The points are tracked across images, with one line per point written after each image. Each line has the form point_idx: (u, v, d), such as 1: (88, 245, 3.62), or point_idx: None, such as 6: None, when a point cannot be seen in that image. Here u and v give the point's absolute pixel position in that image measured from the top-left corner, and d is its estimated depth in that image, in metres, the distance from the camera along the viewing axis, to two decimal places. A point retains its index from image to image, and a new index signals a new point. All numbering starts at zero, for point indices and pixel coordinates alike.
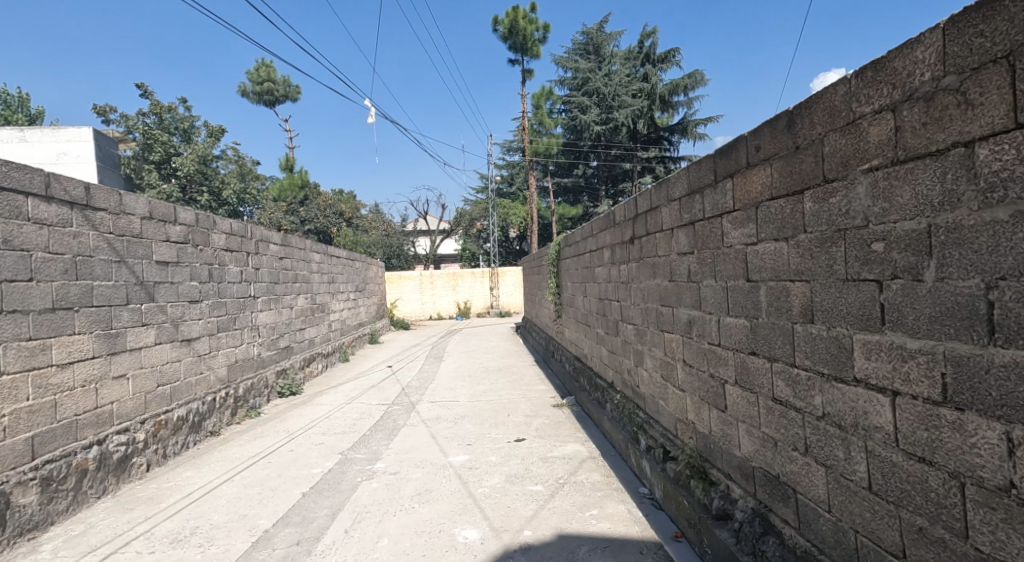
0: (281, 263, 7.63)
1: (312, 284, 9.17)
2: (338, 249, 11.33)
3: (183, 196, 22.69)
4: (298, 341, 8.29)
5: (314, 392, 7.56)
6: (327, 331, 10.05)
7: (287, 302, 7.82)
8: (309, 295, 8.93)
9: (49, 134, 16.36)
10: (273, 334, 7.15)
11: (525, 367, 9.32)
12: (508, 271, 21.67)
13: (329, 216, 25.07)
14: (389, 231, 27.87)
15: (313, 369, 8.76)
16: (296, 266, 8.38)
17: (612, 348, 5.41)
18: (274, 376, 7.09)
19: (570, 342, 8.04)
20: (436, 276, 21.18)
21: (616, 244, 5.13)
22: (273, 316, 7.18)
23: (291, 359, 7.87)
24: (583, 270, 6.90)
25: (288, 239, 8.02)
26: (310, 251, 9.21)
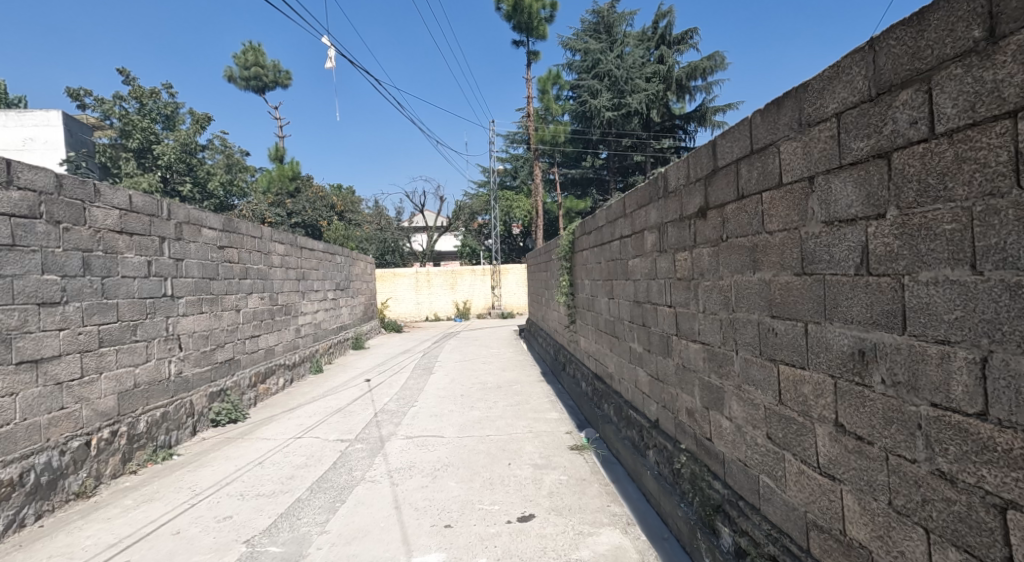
0: (221, 253, 6.02)
1: (271, 280, 7.54)
2: (310, 241, 9.69)
3: (163, 187, 21.12)
4: (249, 352, 6.69)
5: (262, 419, 5.95)
6: (294, 338, 8.44)
7: (230, 303, 6.22)
8: (266, 295, 7.32)
9: None
10: (205, 344, 5.54)
11: (532, 383, 7.69)
12: (511, 269, 20.05)
13: (320, 209, 23.43)
14: (386, 226, 26.33)
15: (269, 386, 7.16)
16: (247, 258, 6.76)
17: (662, 372, 3.78)
18: (206, 400, 5.49)
19: (589, 355, 6.40)
20: (434, 273, 19.61)
21: (670, 225, 3.49)
22: (205, 322, 5.59)
23: (236, 375, 6.26)
24: (609, 266, 5.24)
25: (233, 223, 6.39)
26: (269, 240, 7.58)
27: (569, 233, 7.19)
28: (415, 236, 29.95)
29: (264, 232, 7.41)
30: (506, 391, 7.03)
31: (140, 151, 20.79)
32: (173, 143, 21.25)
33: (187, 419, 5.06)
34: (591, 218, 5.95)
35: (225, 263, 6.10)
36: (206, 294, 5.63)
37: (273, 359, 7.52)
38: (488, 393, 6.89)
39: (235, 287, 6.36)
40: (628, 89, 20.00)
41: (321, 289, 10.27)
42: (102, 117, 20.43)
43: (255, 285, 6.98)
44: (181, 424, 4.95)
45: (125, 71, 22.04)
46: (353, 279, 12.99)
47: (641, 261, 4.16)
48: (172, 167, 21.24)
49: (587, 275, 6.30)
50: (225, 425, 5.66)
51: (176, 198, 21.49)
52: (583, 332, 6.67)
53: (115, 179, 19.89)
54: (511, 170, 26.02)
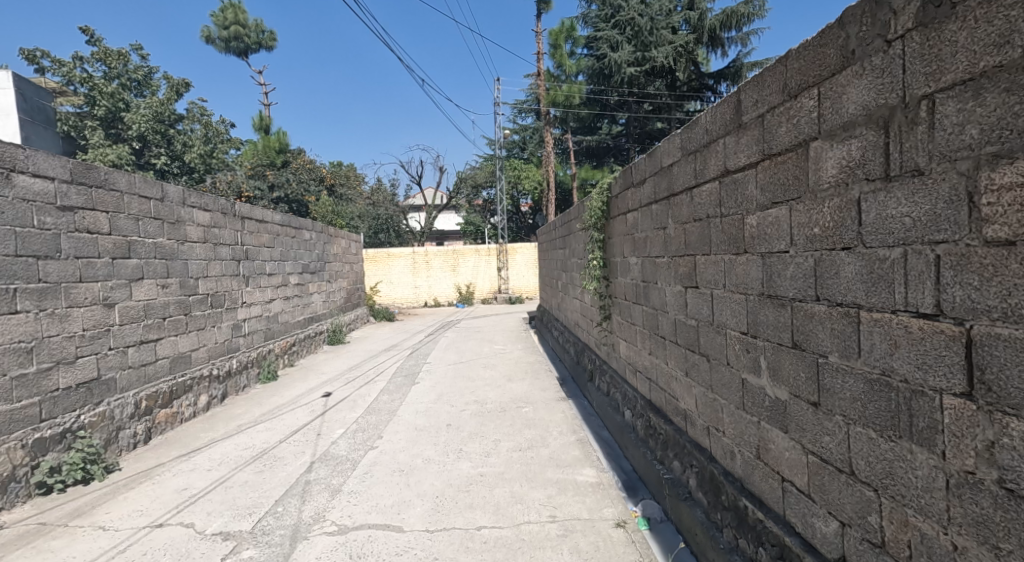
0: (66, 217, 4.39)
1: (182, 260, 5.80)
2: (252, 207, 7.56)
3: (135, 160, 19.01)
4: (139, 367, 5.03)
5: (133, 477, 3.92)
6: (221, 341, 6.51)
7: (88, 296, 4.53)
8: (171, 282, 5.59)
9: None
10: (22, 366, 3.92)
11: (549, 401, 5.57)
12: (519, 248, 17.82)
13: (308, 184, 21.09)
14: (381, 202, 24.17)
15: (176, 410, 5.43)
16: (128, 226, 5.01)
17: (878, 471, 1.59)
18: (24, 455, 3.82)
19: (636, 373, 4.24)
20: (432, 254, 17.47)
21: (964, 91, 1.25)
22: (29, 328, 4.01)
23: (103, 404, 4.55)
24: (689, 232, 2.99)
25: (95, 171, 4.69)
26: (178, 205, 5.77)
27: (601, 191, 4.94)
28: (415, 214, 27.79)
29: (171, 192, 5.65)
30: (510, 419, 4.90)
31: (108, 120, 18.48)
32: (144, 111, 18.91)
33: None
34: (645, 158, 3.70)
35: (75, 232, 4.46)
36: (27, 281, 4.03)
37: (190, 371, 5.81)
38: (485, 423, 4.77)
39: (104, 271, 4.71)
40: (653, 41, 17.31)
41: (272, 272, 8.14)
42: (63, 82, 18.05)
43: (149, 267, 5.25)
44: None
45: (90, 32, 19.64)
46: (328, 260, 10.83)
47: (793, 212, 1.93)
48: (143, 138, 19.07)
49: (637, 250, 4.06)
50: (67, 489, 3.99)
51: (149, 172, 19.40)
52: (627, 337, 4.48)
53: (81, 151, 17.64)
54: (519, 140, 23.59)
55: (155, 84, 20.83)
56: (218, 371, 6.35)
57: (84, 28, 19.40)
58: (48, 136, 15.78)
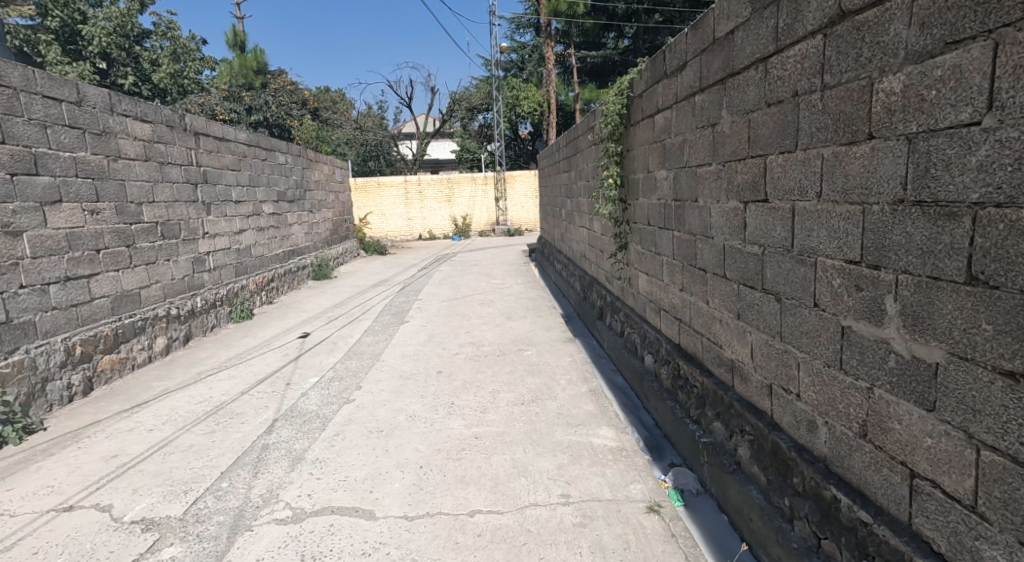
0: None
1: (116, 180, 4.96)
2: (207, 123, 6.57)
3: (101, 80, 17.50)
4: (65, 307, 4.34)
5: (55, 441, 3.53)
6: (176, 276, 5.75)
7: None
8: (103, 209, 4.78)
9: None
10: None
11: (552, 343, 4.88)
12: (518, 177, 16.83)
13: (290, 108, 19.68)
14: (370, 129, 22.78)
15: (126, 356, 4.85)
16: (25, 132, 4.14)
17: None
18: None
19: (658, 312, 3.46)
20: (425, 183, 16.46)
21: None
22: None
23: (19, 352, 3.92)
24: (758, 124, 2.14)
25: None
26: (105, 112, 4.89)
27: (621, 92, 4.01)
28: (407, 142, 26.40)
29: (89, 95, 4.70)
30: (507, 364, 4.22)
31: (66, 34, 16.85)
32: (106, 24, 17.22)
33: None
34: (687, 31, 2.76)
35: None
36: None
37: (140, 311, 5.12)
38: (479, 371, 4.10)
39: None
40: None
41: (240, 199, 7.26)
42: None
43: (67, 187, 4.46)
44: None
45: None
46: (309, 187, 9.90)
47: (1003, 51, 1.17)
48: (108, 55, 17.47)
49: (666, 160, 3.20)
50: None
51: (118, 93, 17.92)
52: (648, 269, 3.71)
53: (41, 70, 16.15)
54: (516, 59, 21.89)
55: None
56: (177, 311, 5.64)
57: None
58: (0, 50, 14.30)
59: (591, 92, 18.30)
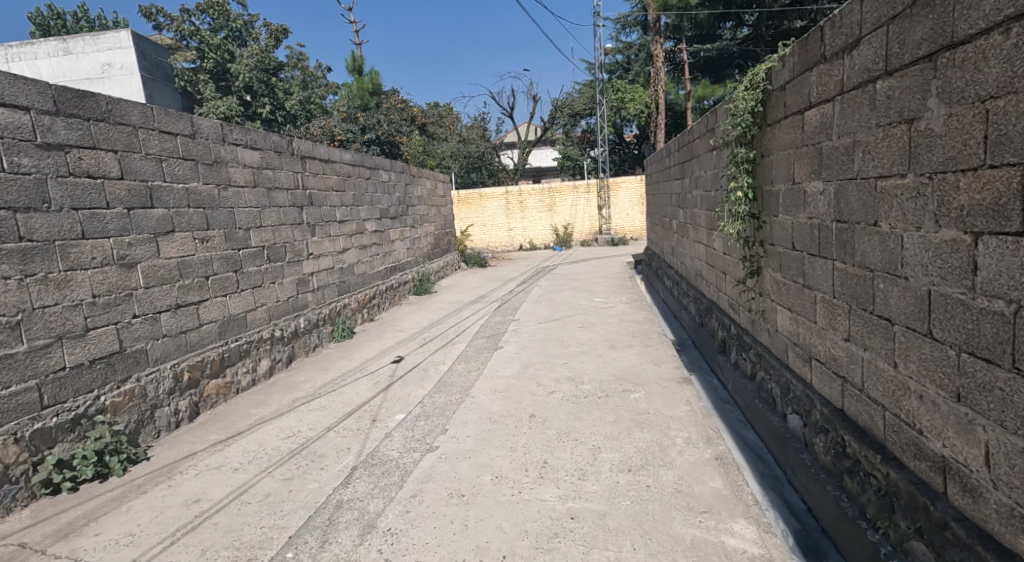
0: (53, 157, 3.72)
1: (226, 208, 5.12)
2: (314, 146, 6.65)
3: (244, 112, 19.30)
4: (174, 332, 4.47)
5: (151, 475, 3.66)
6: (282, 299, 5.83)
7: (92, 256, 3.89)
8: (213, 235, 4.94)
9: (90, 43, 13.58)
10: (7, 346, 3.36)
11: (664, 382, 4.26)
12: (623, 183, 15.97)
13: (400, 125, 20.37)
14: (475, 141, 23.08)
15: (230, 381, 4.94)
16: (137, 164, 4.28)
17: None
18: (22, 451, 3.34)
19: (808, 360, 2.72)
20: (528, 193, 16.20)
21: None
22: (12, 299, 3.42)
23: (131, 380, 4.07)
24: (1010, 118, 1.46)
25: (93, 102, 3.98)
26: (217, 141, 5.06)
27: (754, 85, 3.31)
28: (511, 152, 26.46)
29: (203, 128, 4.89)
30: (610, 411, 3.69)
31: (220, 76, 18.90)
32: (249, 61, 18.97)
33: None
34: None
35: (69, 176, 3.80)
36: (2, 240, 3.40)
37: (245, 334, 5.24)
38: (582, 421, 3.60)
39: (116, 225, 4.08)
40: None
41: (343, 219, 7.32)
42: (177, 38, 18.47)
43: (179, 217, 4.60)
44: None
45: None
46: (412, 203, 9.95)
47: None
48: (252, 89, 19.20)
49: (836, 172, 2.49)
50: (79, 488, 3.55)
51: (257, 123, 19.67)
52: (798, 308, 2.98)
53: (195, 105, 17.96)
54: (622, 60, 21.02)
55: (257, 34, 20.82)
56: (281, 333, 5.69)
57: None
58: (167, 92, 16.16)
59: (705, 88, 17.12)
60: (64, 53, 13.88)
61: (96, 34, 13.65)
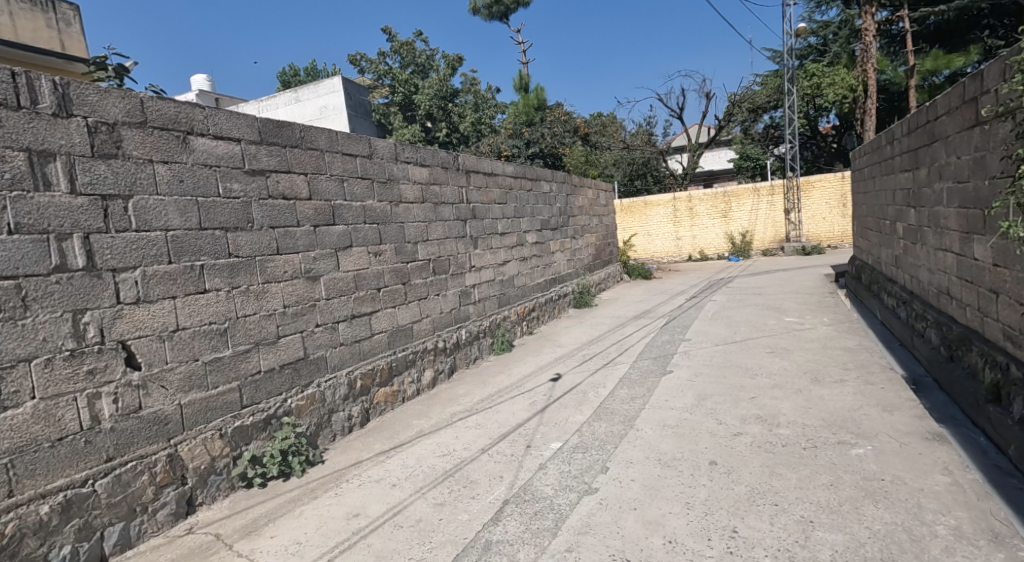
0: (258, 182, 3.76)
1: (397, 223, 5.12)
2: (477, 160, 6.63)
3: (427, 137, 20.73)
4: (350, 339, 4.42)
5: (324, 480, 3.50)
6: (446, 313, 5.78)
7: (284, 265, 3.90)
8: (385, 250, 4.93)
9: (312, 88, 15.41)
10: (217, 351, 3.41)
11: (899, 437, 3.35)
12: (818, 183, 13.96)
13: (564, 137, 20.28)
14: (639, 147, 22.21)
15: (398, 388, 4.84)
16: (324, 188, 4.31)
17: None
18: (224, 445, 3.39)
19: None
20: (698, 199, 15.00)
21: None
22: (221, 309, 3.45)
23: (313, 385, 4.04)
24: None
25: (289, 130, 4.05)
26: (391, 161, 5.09)
27: None
28: (677, 157, 25.06)
29: (379, 148, 4.94)
30: (815, 471, 3.06)
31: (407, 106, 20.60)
32: (431, 90, 20.34)
33: (160, 492, 3.04)
34: None
35: (269, 200, 3.83)
36: (215, 257, 3.44)
37: (411, 344, 5.16)
38: (795, 488, 2.90)
39: (304, 240, 4.08)
40: None
41: (505, 231, 7.20)
42: (375, 78, 20.62)
43: (358, 232, 4.61)
44: (140, 507, 2.95)
45: (389, 30, 21.71)
46: (572, 213, 9.61)
47: None
48: (434, 116, 20.57)
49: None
50: (269, 483, 3.51)
51: (437, 147, 20.98)
52: None
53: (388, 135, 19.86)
54: (815, 43, 18.65)
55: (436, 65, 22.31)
56: (443, 344, 5.62)
57: (385, 28, 21.66)
58: (368, 125, 17.88)
59: (935, 60, 15.26)
60: (295, 102, 15.78)
61: (318, 82, 15.47)
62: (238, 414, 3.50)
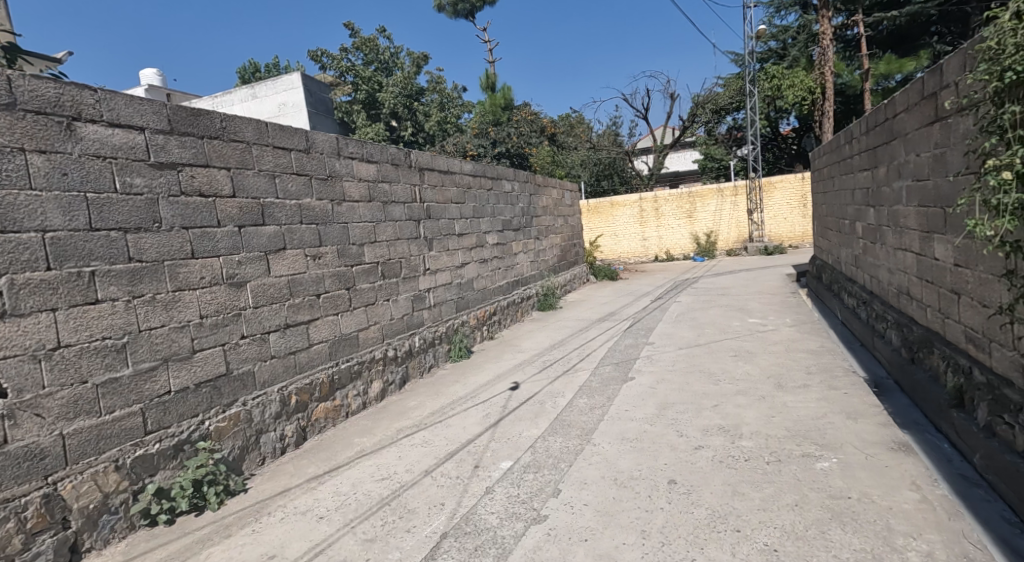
0: (166, 177, 3.36)
1: (340, 223, 4.75)
2: (433, 156, 6.30)
3: (390, 135, 20.24)
4: (283, 351, 4.06)
5: (241, 514, 3.14)
6: (398, 319, 5.44)
7: (202, 271, 3.51)
8: (325, 252, 4.56)
9: (268, 83, 14.79)
10: (111, 370, 3.02)
11: (864, 447, 3.18)
12: (780, 183, 14.07)
13: (531, 136, 20.07)
14: (606, 148, 22.16)
15: (341, 403, 4.49)
16: (251, 184, 3.92)
17: None
18: (120, 479, 2.99)
19: None
20: (664, 199, 14.95)
21: None
22: (118, 321, 3.06)
23: (236, 404, 3.65)
24: None
25: (207, 119, 3.66)
26: (333, 156, 4.73)
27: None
28: (643, 157, 25.15)
29: (318, 142, 4.57)
30: (780, 489, 2.85)
31: (370, 103, 20.08)
32: (395, 87, 19.85)
33: (31, 541, 2.63)
34: None
35: (181, 196, 3.44)
36: (110, 262, 3.06)
37: (357, 354, 4.80)
38: (759, 510, 2.67)
39: (226, 243, 3.70)
40: None
41: (463, 232, 6.89)
42: (336, 74, 20.02)
43: (292, 234, 4.23)
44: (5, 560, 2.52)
45: (351, 25, 21.14)
46: (536, 213, 9.35)
47: None
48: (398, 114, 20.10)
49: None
50: (174, 522, 3.12)
51: (402, 145, 20.51)
52: None
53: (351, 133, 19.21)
54: (776, 46, 18.90)
55: (400, 63, 21.83)
56: (394, 352, 5.25)
57: (347, 24, 21.09)
58: (328, 122, 17.31)
59: (887, 64, 15.43)
60: (250, 97, 15.13)
61: (275, 78, 14.82)
62: (139, 442, 3.10)
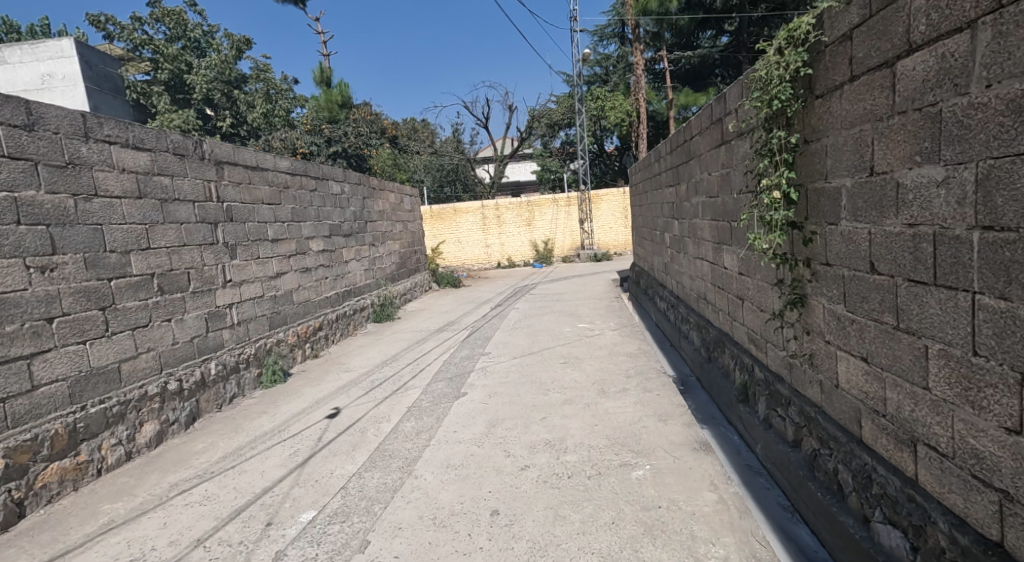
0: None
1: (89, 224, 3.89)
2: (234, 150, 5.53)
3: (203, 125, 17.98)
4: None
5: None
6: (184, 345, 4.63)
7: None
8: (62, 262, 3.69)
9: (30, 50, 12.17)
10: None
11: (672, 450, 3.29)
12: (606, 196, 15.11)
13: (368, 138, 19.23)
14: (446, 153, 22.09)
15: (87, 463, 3.61)
16: None
17: None
18: None
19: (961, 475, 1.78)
20: (505, 208, 15.18)
21: None
22: None
23: None
24: None
25: None
26: (75, 138, 3.85)
27: (788, 55, 2.45)
28: (484, 165, 25.55)
29: (47, 118, 3.68)
30: (598, 506, 2.80)
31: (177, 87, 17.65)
32: (207, 72, 17.72)
33: None
34: None
35: None
36: None
37: (117, 393, 3.94)
38: (578, 535, 2.59)
39: None
40: None
41: (278, 237, 6.17)
42: (132, 50, 17.26)
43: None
44: None
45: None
46: (370, 219, 8.81)
47: None
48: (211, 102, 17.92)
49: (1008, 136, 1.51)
50: None
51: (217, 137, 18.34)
52: (902, 361, 1.99)
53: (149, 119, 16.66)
54: (600, 70, 20.41)
55: (216, 45, 19.55)
56: (177, 386, 4.44)
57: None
58: (118, 103, 14.80)
59: (686, 96, 16.66)
60: (4, 65, 12.31)
61: (38, 43, 12.20)
62: None
